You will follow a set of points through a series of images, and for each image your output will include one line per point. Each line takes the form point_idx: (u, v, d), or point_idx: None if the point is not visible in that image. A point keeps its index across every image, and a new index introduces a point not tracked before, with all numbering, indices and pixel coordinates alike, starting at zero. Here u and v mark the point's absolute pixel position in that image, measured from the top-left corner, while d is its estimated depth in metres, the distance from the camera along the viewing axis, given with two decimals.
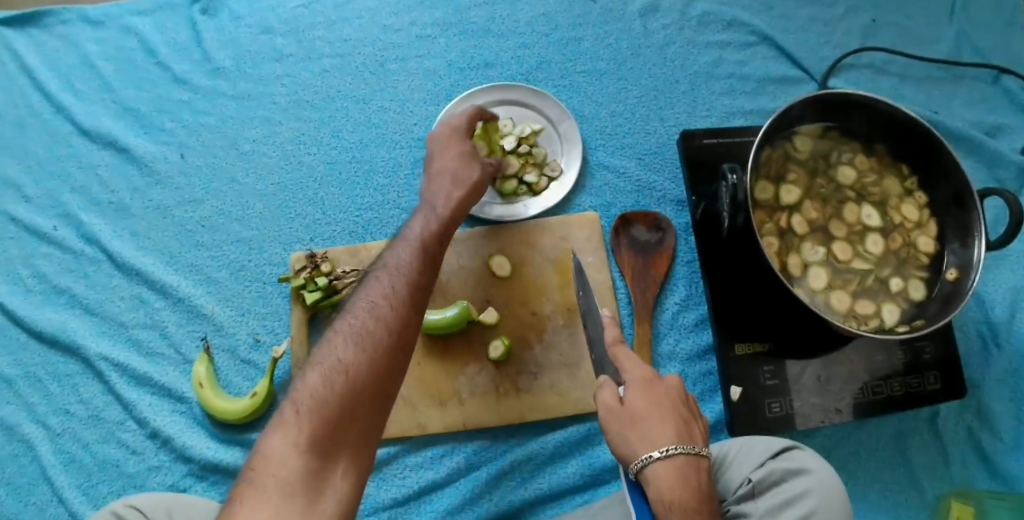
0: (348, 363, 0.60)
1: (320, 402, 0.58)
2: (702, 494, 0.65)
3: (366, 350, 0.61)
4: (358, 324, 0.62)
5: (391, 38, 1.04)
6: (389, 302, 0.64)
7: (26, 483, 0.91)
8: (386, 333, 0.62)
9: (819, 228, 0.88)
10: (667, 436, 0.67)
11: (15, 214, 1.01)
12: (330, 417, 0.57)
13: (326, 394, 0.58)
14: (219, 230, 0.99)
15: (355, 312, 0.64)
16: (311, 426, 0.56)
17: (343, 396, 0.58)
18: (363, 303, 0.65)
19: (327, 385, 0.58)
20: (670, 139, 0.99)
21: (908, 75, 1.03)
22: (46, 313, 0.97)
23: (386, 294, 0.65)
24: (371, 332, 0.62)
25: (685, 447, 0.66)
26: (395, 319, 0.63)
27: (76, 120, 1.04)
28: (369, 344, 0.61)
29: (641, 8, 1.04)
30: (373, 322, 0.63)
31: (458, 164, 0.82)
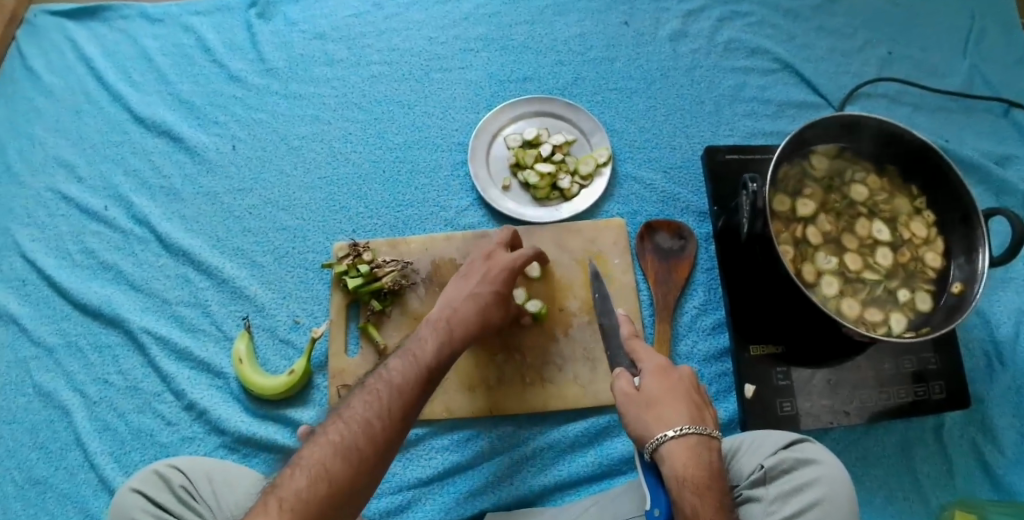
0: (402, 367, 0.73)
1: (347, 446, 0.65)
2: (712, 471, 0.69)
3: (396, 400, 0.70)
4: (393, 378, 0.72)
5: (437, 50, 1.12)
6: (424, 359, 0.74)
7: (59, 448, 0.97)
8: (416, 388, 0.72)
9: (832, 240, 0.94)
10: (681, 416, 0.72)
11: (68, 193, 1.09)
12: (353, 460, 0.65)
13: (355, 438, 0.66)
14: (266, 219, 1.05)
15: (394, 365, 0.73)
16: (336, 465, 0.64)
17: (369, 442, 0.66)
18: (401, 358, 0.74)
19: (358, 429, 0.67)
20: (695, 154, 1.05)
21: (922, 105, 1.09)
22: (93, 287, 1.04)
23: (424, 352, 0.75)
24: (403, 385, 0.71)
25: (697, 427, 0.71)
26: (425, 374, 0.73)
27: (132, 108, 1.13)
28: (400, 394, 0.70)
29: (671, 33, 1.12)
30: (406, 378, 0.72)
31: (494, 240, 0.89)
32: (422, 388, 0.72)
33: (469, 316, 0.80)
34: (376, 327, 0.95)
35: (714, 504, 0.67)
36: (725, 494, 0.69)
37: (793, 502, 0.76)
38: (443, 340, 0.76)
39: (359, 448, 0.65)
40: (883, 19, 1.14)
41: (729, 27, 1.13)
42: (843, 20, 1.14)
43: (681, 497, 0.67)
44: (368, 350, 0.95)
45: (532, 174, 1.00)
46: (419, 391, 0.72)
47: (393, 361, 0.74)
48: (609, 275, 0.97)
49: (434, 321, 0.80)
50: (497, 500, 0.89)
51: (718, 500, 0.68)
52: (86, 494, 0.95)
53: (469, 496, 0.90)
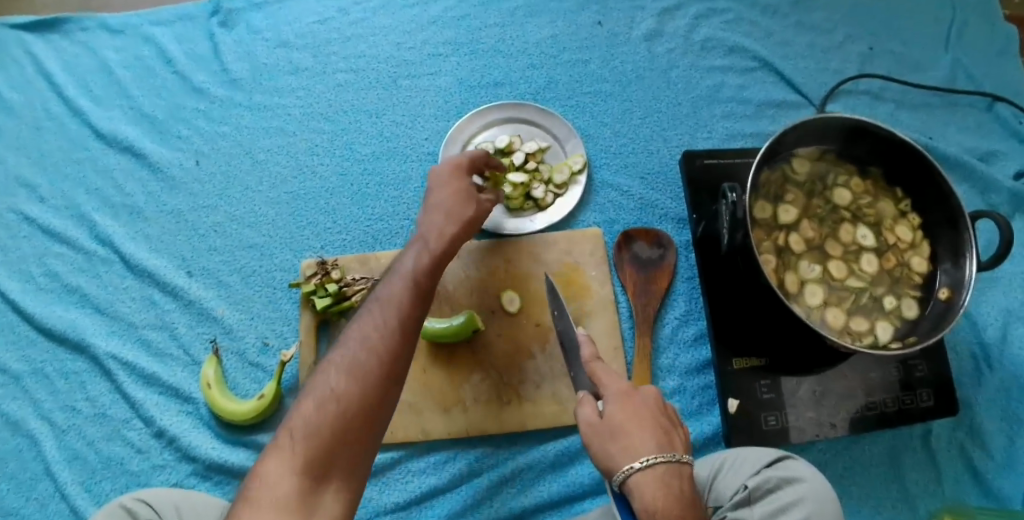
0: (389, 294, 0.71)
1: (344, 384, 0.65)
2: (689, 504, 0.65)
3: (389, 311, 0.69)
4: (385, 295, 0.71)
5: (404, 56, 1.08)
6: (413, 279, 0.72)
7: (28, 478, 0.94)
8: (411, 297, 0.71)
9: (816, 247, 0.91)
10: (650, 443, 0.68)
11: (29, 214, 1.06)
12: (360, 373, 0.65)
13: (355, 355, 0.67)
14: (233, 236, 1.02)
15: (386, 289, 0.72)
16: (336, 404, 0.64)
17: (369, 358, 0.66)
18: (390, 278, 0.74)
19: (358, 347, 0.67)
20: (672, 159, 1.02)
21: (905, 101, 1.06)
22: (58, 311, 1.01)
23: (410, 265, 0.74)
24: (396, 296, 0.71)
25: (666, 456, 0.67)
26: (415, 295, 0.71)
27: (92, 123, 1.09)
28: (393, 306, 0.69)
29: (646, 33, 1.08)
30: (397, 290, 0.71)
31: (455, 202, 0.80)
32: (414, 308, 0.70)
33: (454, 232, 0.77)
34: None
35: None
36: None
37: None
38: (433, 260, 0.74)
39: (355, 384, 0.65)
40: (863, 13, 1.10)
41: (706, 25, 1.09)
42: (822, 15, 1.10)
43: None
44: None
45: (505, 184, 0.96)
46: (414, 298, 0.70)
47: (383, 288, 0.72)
48: (586, 287, 0.94)
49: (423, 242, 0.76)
50: None
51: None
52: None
53: None
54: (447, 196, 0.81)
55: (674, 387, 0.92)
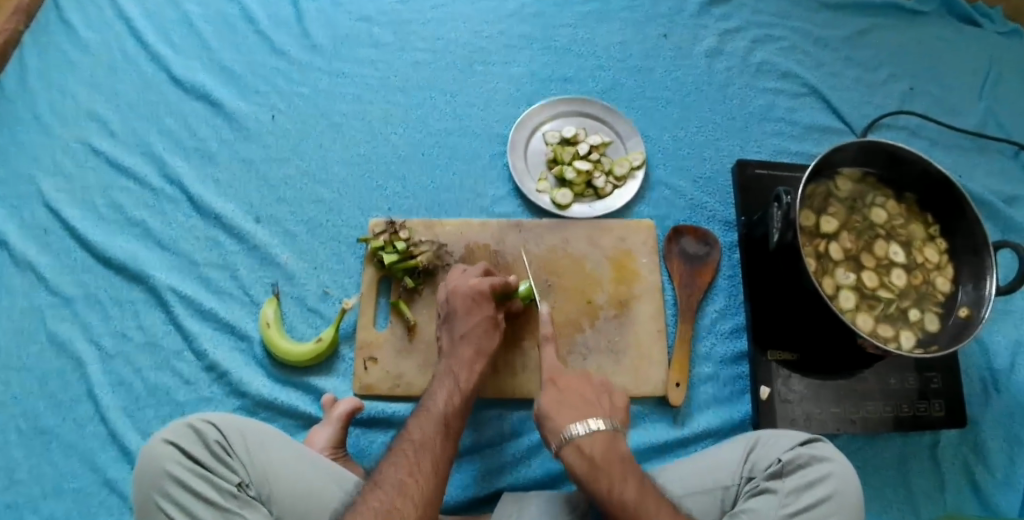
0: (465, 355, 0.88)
1: (447, 424, 0.81)
2: (617, 458, 0.78)
3: (428, 459, 0.77)
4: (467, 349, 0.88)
5: (481, 43, 1.15)
6: (483, 346, 0.89)
7: (69, 398, 0.93)
8: (441, 442, 0.79)
9: (853, 257, 0.98)
10: (574, 419, 0.81)
11: (100, 147, 1.07)
12: (449, 433, 0.81)
13: (431, 438, 0.79)
14: (302, 189, 1.05)
15: (459, 350, 0.88)
16: (438, 442, 0.79)
17: (415, 505, 0.73)
18: (417, 417, 0.82)
19: (455, 395, 0.84)
20: (724, 166, 1.09)
21: (939, 140, 1.15)
22: (119, 242, 1.01)
23: (443, 408, 0.83)
24: (426, 440, 0.79)
25: (584, 427, 0.79)
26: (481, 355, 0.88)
27: (171, 70, 1.12)
28: (431, 454, 0.78)
29: (707, 50, 1.16)
30: (426, 433, 0.80)
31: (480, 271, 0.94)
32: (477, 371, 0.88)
33: (488, 295, 0.91)
34: (407, 304, 0.97)
35: (633, 485, 0.75)
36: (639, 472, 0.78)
37: (806, 495, 0.79)
38: (486, 320, 0.90)
39: (452, 424, 0.82)
40: (905, 57, 1.20)
41: (762, 49, 1.18)
42: (869, 53, 1.20)
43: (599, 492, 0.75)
44: (397, 325, 0.96)
45: (569, 170, 1.03)
46: (441, 445, 0.79)
47: (460, 347, 0.88)
48: (637, 273, 1.00)
49: (475, 299, 0.90)
50: (515, 480, 0.92)
51: (633, 476, 0.77)
52: (92, 447, 0.90)
53: (487, 475, 0.92)
54: (472, 326, 0.89)
55: (708, 373, 0.98)
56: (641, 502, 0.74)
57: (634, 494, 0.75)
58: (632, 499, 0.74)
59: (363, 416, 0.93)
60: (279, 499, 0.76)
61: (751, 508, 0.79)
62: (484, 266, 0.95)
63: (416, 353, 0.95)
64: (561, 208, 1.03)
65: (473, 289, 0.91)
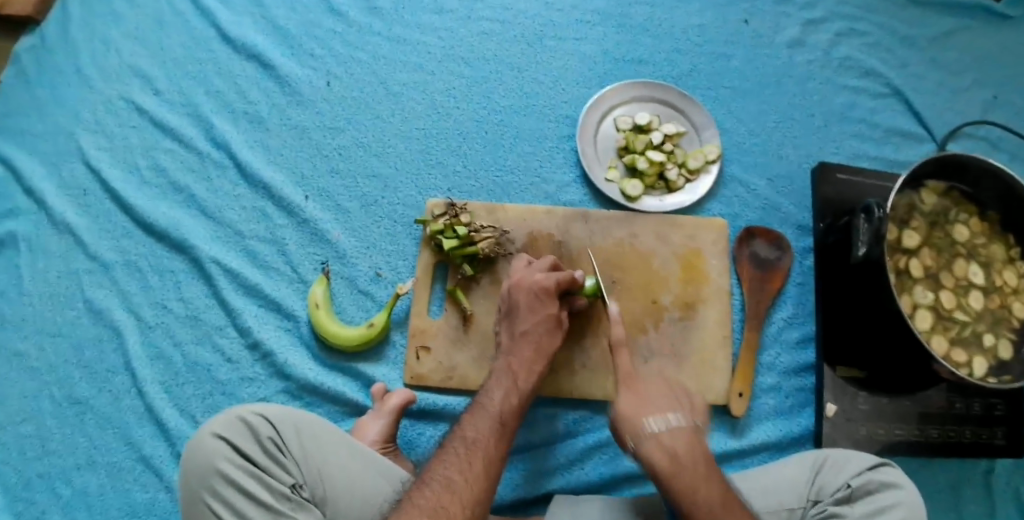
0: (523, 355, 0.82)
1: (502, 423, 0.75)
2: (672, 411, 0.76)
3: (480, 457, 0.71)
4: (527, 348, 0.83)
5: (552, 16, 1.07)
6: (543, 346, 0.83)
7: (106, 369, 0.88)
8: (495, 440, 0.74)
9: (931, 275, 0.94)
10: (652, 412, 0.76)
11: (143, 105, 0.99)
12: (503, 432, 0.75)
13: (484, 434, 0.73)
14: (357, 162, 0.98)
15: (518, 349, 0.83)
16: (492, 440, 0.73)
17: (463, 505, 0.67)
18: (470, 413, 0.76)
19: (512, 394, 0.79)
20: (800, 166, 1.03)
21: (1020, 154, 1.10)
22: (159, 206, 0.94)
23: (500, 406, 0.77)
24: (479, 438, 0.73)
25: (664, 420, 0.75)
26: (541, 355, 0.83)
27: (220, 25, 1.03)
28: (483, 452, 0.72)
29: (789, 40, 1.09)
30: (479, 431, 0.74)
31: (547, 264, 0.88)
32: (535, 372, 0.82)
33: (552, 290, 0.85)
34: (464, 292, 0.92)
35: (684, 437, 0.74)
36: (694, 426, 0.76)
37: None
38: (548, 317, 0.84)
39: (507, 423, 0.76)
40: (992, 63, 1.14)
41: (846, 43, 1.11)
42: (956, 56, 1.14)
43: (646, 441, 0.74)
44: (452, 314, 0.91)
45: (641, 160, 0.97)
46: (496, 442, 0.73)
47: (519, 345, 0.83)
48: (705, 274, 0.95)
49: (538, 293, 0.84)
50: (566, 484, 0.88)
51: (687, 430, 0.75)
52: (128, 421, 0.86)
53: (537, 476, 0.88)
54: (535, 324, 0.84)
55: (771, 384, 0.95)
56: (690, 453, 0.72)
57: (684, 445, 0.73)
58: (684, 450, 0.72)
59: (413, 408, 0.89)
60: (334, 498, 0.72)
61: None
62: (553, 260, 0.89)
63: (471, 345, 0.90)
64: (630, 199, 0.97)
65: (537, 283, 0.85)
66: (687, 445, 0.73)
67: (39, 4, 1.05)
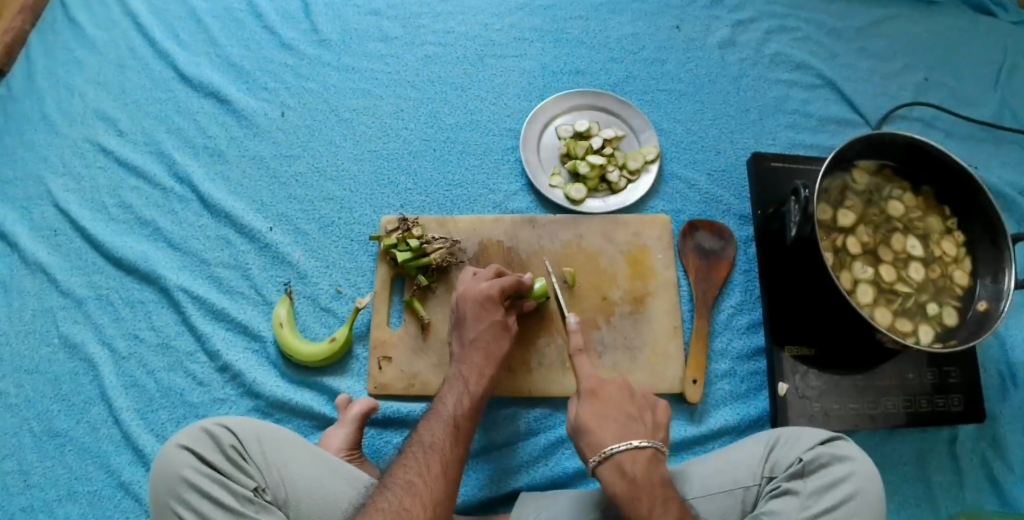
0: (475, 361, 0.86)
1: (457, 427, 0.79)
2: (635, 437, 0.78)
3: (438, 459, 0.75)
4: (477, 354, 0.86)
5: (492, 37, 1.13)
6: (493, 350, 0.87)
7: (82, 401, 0.92)
8: (452, 444, 0.77)
9: (870, 251, 0.97)
10: (616, 436, 0.78)
11: (107, 146, 1.05)
12: (459, 434, 0.79)
13: (440, 439, 0.77)
14: (313, 187, 1.04)
15: (468, 355, 0.86)
16: (448, 443, 0.77)
17: (424, 506, 0.71)
18: (427, 420, 0.80)
19: (466, 399, 0.82)
20: (739, 160, 1.08)
21: (954, 131, 1.14)
22: (129, 242, 1.00)
23: (454, 411, 0.81)
24: (436, 442, 0.77)
25: (624, 444, 0.77)
26: (491, 360, 0.86)
27: (179, 67, 1.10)
28: (440, 455, 0.76)
29: (720, 41, 1.15)
30: (436, 435, 0.78)
31: (491, 273, 0.92)
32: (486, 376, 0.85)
33: (496, 295, 0.89)
34: (420, 302, 0.96)
35: (644, 461, 0.77)
36: (657, 451, 0.78)
37: (829, 496, 0.78)
38: (495, 321, 0.88)
39: (462, 425, 0.80)
40: (919, 47, 1.19)
41: (775, 40, 1.16)
42: (883, 44, 1.19)
43: (606, 464, 0.77)
44: (411, 324, 0.95)
45: (582, 164, 1.02)
46: (453, 446, 0.77)
47: (469, 352, 0.87)
48: (653, 268, 0.99)
49: (483, 300, 0.89)
50: (531, 480, 0.91)
51: (649, 455, 0.78)
52: (106, 450, 0.90)
53: (502, 474, 0.91)
54: (481, 331, 0.88)
55: (725, 370, 0.97)
56: (648, 478, 0.76)
57: (644, 471, 0.76)
58: (642, 473, 0.76)
59: (378, 416, 0.92)
60: (297, 501, 0.75)
61: (774, 508, 0.79)
62: (497, 268, 0.93)
63: (430, 352, 0.94)
64: (574, 203, 1.02)
65: (482, 290, 0.89)
66: (645, 470, 0.76)
67: (2, 56, 1.11)
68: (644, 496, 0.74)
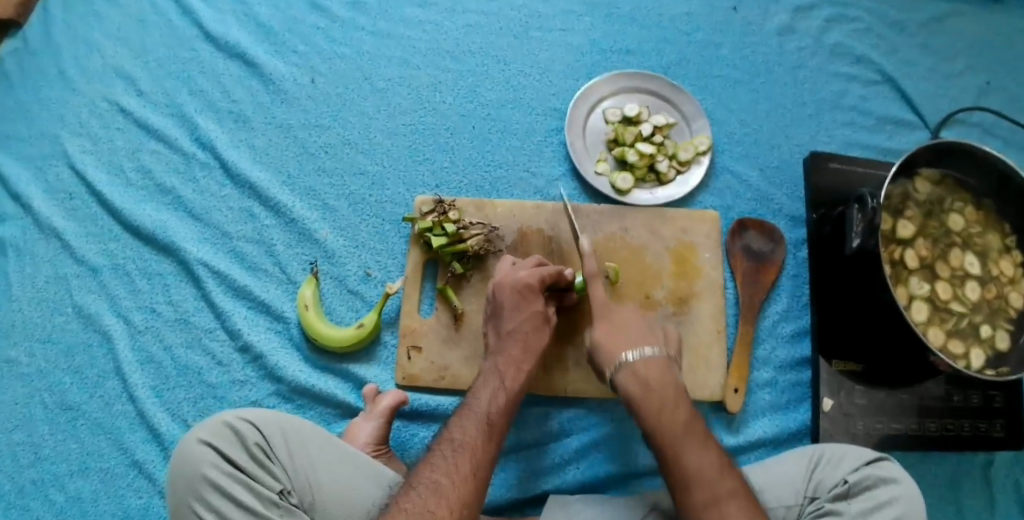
0: (513, 356, 0.81)
1: (490, 424, 0.74)
2: (646, 345, 0.81)
3: (469, 458, 0.70)
4: (514, 348, 0.81)
5: (539, 8, 1.06)
6: (532, 345, 0.82)
7: (95, 375, 0.87)
8: (485, 443, 0.72)
9: (927, 265, 0.93)
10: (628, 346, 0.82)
11: (128, 107, 0.98)
12: (492, 433, 0.73)
13: (472, 437, 0.72)
14: (343, 160, 0.97)
15: (507, 350, 0.81)
16: (480, 442, 0.72)
17: (451, 510, 0.66)
18: (459, 416, 0.75)
19: (501, 394, 0.77)
20: (793, 157, 1.02)
21: (1014, 140, 1.09)
22: (146, 209, 0.93)
23: (488, 407, 0.75)
24: (466, 440, 0.71)
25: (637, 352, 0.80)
26: (530, 355, 0.82)
27: (203, 23, 1.02)
28: (472, 454, 0.70)
29: (779, 28, 1.08)
30: (467, 433, 0.72)
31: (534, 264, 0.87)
32: (524, 373, 0.80)
33: (535, 285, 0.84)
34: (454, 290, 0.91)
35: (657, 366, 0.79)
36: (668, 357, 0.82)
37: (874, 518, 0.76)
38: (534, 314, 0.83)
39: (495, 423, 0.74)
40: (985, 48, 1.13)
41: (837, 30, 1.10)
42: (948, 42, 1.12)
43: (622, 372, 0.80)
44: (443, 313, 0.90)
45: (631, 152, 0.96)
46: (485, 446, 0.71)
47: (507, 346, 0.82)
48: (699, 268, 0.94)
49: (523, 290, 0.83)
50: (562, 483, 0.87)
51: (661, 360, 0.81)
52: (120, 428, 0.85)
53: (533, 477, 0.88)
54: (520, 323, 0.83)
55: (767, 379, 0.93)
56: (660, 380, 0.78)
57: (658, 374, 0.78)
58: (656, 376, 0.78)
59: (405, 409, 0.88)
60: (320, 508, 0.71)
61: None
62: (538, 259, 0.88)
63: (462, 345, 0.89)
64: (620, 192, 0.96)
65: (523, 279, 0.84)
66: (658, 373, 0.79)
67: (19, 5, 1.02)
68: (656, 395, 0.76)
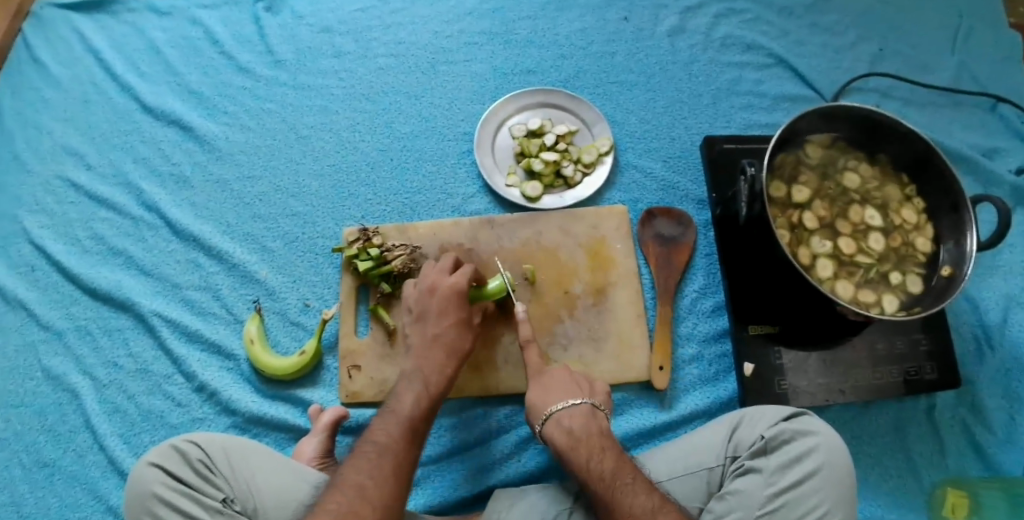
0: (421, 384, 0.84)
1: (388, 444, 0.77)
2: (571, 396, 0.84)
3: (370, 471, 0.74)
4: (413, 374, 0.85)
5: (443, 43, 1.15)
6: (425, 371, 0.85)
7: (68, 430, 0.95)
8: (386, 457, 0.76)
9: (828, 224, 0.97)
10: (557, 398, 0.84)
11: (78, 181, 1.08)
12: (388, 452, 0.76)
13: (373, 455, 0.76)
14: (276, 204, 1.06)
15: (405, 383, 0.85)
16: (378, 459, 0.75)
17: (373, 508, 0.71)
18: (383, 419, 0.80)
19: (400, 418, 0.80)
20: (693, 145, 1.09)
21: (912, 99, 1.14)
22: (103, 272, 1.03)
23: (385, 432, 0.78)
24: (390, 443, 0.77)
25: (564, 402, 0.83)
26: (432, 382, 0.84)
27: (140, 97, 1.13)
28: (366, 470, 0.74)
29: (669, 29, 1.16)
30: (391, 436, 0.78)
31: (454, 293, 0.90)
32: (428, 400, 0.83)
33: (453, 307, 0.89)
34: (385, 309, 0.97)
35: (581, 415, 0.82)
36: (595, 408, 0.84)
37: (793, 471, 0.78)
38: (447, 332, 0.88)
39: (394, 445, 0.77)
40: (872, 18, 1.19)
41: (725, 23, 1.17)
42: (835, 18, 1.19)
43: (549, 423, 0.82)
44: (377, 332, 0.97)
45: (537, 162, 1.03)
46: (408, 447, 0.77)
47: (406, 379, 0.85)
48: (612, 258, 1.00)
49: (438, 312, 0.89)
50: (505, 477, 0.92)
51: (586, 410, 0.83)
52: (94, 476, 0.92)
53: (478, 473, 0.92)
54: (445, 328, 0.88)
55: (692, 354, 0.98)
56: (586, 428, 0.80)
57: (581, 423, 0.81)
58: (580, 425, 0.81)
59: (350, 425, 0.94)
60: (265, 511, 0.77)
61: (739, 489, 0.79)
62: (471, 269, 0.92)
63: (397, 357, 0.96)
64: (529, 199, 1.03)
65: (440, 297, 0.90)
66: (583, 422, 0.81)
67: None
68: (582, 444, 0.79)
